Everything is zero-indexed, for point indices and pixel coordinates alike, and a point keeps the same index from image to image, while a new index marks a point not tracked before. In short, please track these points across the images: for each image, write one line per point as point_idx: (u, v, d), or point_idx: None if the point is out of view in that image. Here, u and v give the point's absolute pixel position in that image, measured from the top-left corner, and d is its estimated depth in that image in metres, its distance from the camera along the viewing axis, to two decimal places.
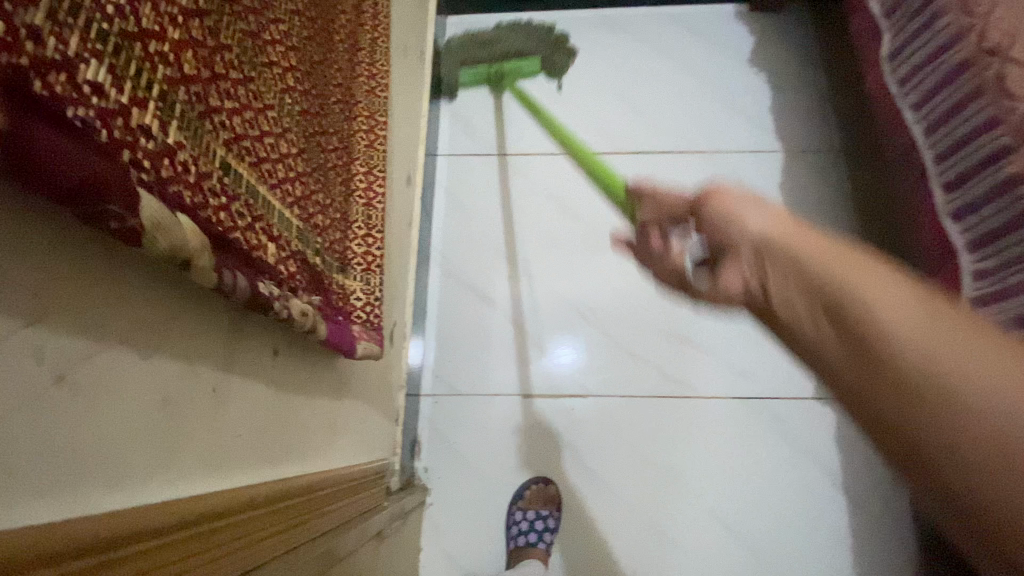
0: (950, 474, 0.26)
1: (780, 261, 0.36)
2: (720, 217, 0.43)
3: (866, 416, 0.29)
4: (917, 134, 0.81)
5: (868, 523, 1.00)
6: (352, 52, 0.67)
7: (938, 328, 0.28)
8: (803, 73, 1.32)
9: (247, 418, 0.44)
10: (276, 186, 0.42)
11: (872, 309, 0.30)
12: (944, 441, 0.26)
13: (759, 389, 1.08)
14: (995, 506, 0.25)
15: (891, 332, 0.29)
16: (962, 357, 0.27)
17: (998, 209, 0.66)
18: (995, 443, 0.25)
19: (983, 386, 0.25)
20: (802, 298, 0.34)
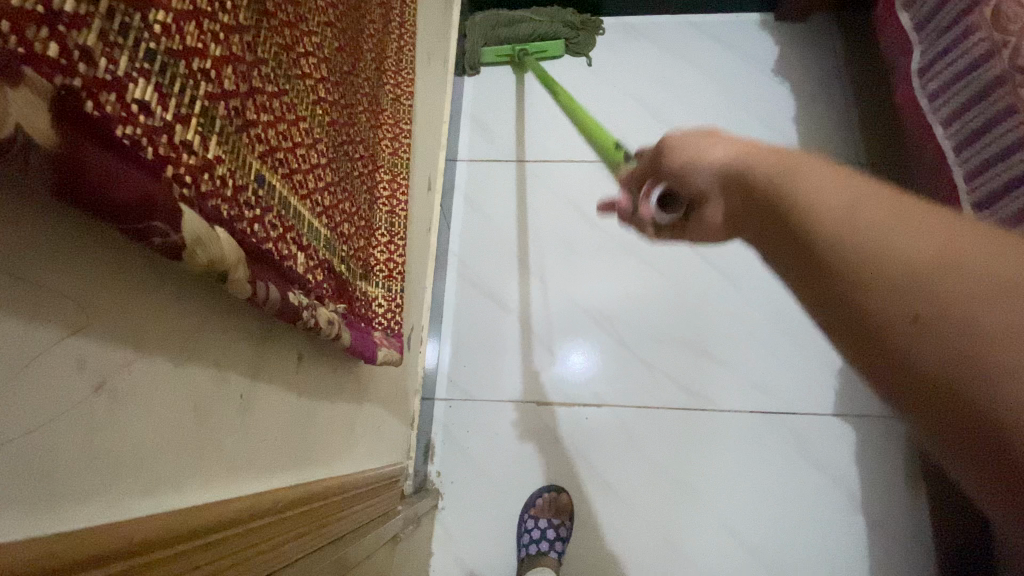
0: (894, 324, 0.26)
1: (728, 181, 0.40)
2: (677, 153, 0.45)
3: (814, 294, 0.30)
4: (948, 149, 0.80)
5: (891, 546, 0.97)
6: (380, 61, 0.68)
7: (866, 206, 0.30)
8: (830, 82, 1.30)
9: (271, 424, 0.45)
10: (306, 197, 0.43)
11: (807, 200, 0.31)
12: (880, 295, 0.27)
13: (778, 403, 1.06)
14: (927, 349, 0.25)
15: (820, 215, 0.30)
16: (885, 229, 0.28)
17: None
18: (936, 292, 0.25)
19: (901, 246, 0.27)
20: (742, 211, 0.37)
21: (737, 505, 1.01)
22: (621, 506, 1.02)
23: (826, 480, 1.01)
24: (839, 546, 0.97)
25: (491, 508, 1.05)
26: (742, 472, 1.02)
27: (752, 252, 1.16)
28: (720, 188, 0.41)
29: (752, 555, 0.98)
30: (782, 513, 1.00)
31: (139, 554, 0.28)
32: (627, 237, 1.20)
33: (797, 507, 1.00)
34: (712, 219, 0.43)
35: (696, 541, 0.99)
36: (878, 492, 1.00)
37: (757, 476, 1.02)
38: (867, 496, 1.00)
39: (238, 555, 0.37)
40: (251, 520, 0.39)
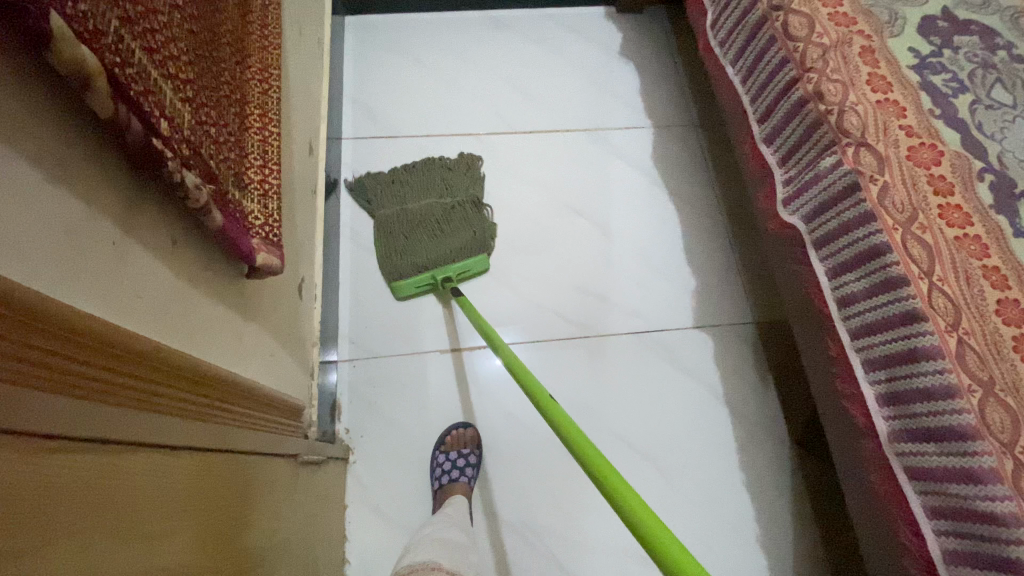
0: None
1: None
2: None
3: None
4: (736, 83, 1.01)
5: (749, 426, 1.14)
6: (243, 7, 0.74)
7: None
8: (666, 59, 1.52)
9: (149, 287, 0.49)
10: (168, 78, 0.49)
11: None
12: None
13: (648, 324, 1.21)
14: None
15: None
16: None
17: (794, 126, 0.86)
18: None
19: None
20: None
21: (623, 413, 1.14)
22: (525, 432, 1.13)
23: (692, 380, 1.17)
24: (710, 434, 1.13)
25: (401, 455, 1.10)
26: (625, 387, 1.16)
27: (614, 203, 1.34)
28: None
29: (639, 453, 1.11)
30: (660, 414, 1.14)
31: None
32: (508, 201, 1.33)
33: (672, 407, 1.15)
34: None
35: None
36: (735, 385, 1.17)
37: (638, 386, 1.16)
38: (728, 391, 1.17)
39: (116, 371, 0.40)
40: (135, 350, 0.42)
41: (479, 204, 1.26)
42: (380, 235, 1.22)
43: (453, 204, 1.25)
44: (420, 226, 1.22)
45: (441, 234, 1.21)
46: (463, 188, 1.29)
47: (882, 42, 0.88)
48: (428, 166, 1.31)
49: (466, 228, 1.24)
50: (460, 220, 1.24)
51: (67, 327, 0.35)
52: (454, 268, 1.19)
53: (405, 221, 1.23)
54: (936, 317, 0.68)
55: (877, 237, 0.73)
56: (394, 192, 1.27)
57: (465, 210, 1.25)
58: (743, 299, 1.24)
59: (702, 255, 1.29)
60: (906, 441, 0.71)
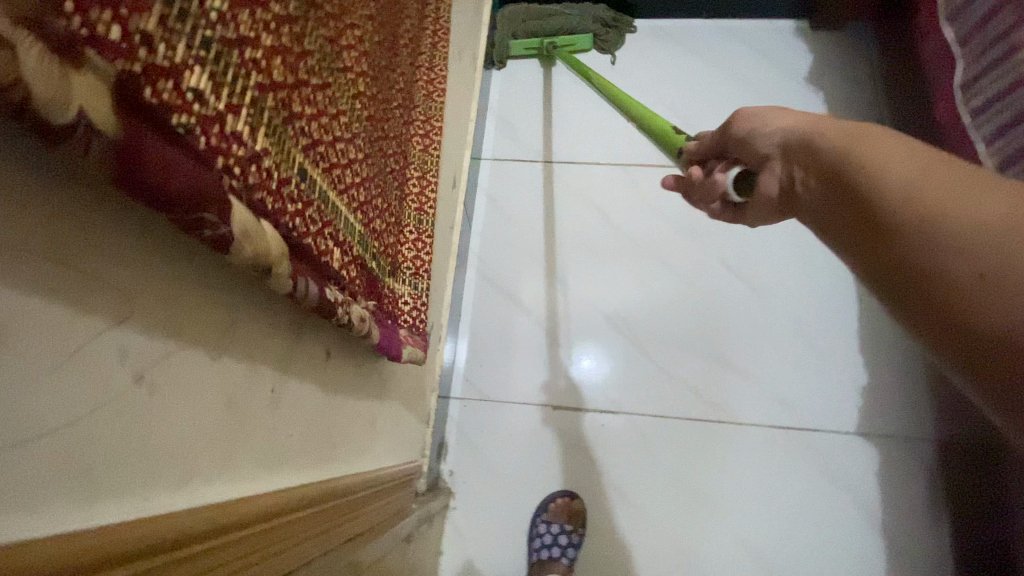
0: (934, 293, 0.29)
1: (810, 158, 0.39)
2: (745, 134, 0.47)
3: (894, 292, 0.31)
4: (990, 168, 0.76)
5: (907, 567, 0.96)
6: (413, 56, 0.67)
7: (926, 170, 0.32)
8: (865, 91, 1.27)
9: (299, 419, 0.45)
10: (344, 191, 0.43)
11: (875, 170, 0.34)
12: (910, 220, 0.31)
13: (798, 419, 1.05)
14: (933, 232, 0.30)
15: (893, 190, 0.32)
16: (944, 201, 0.30)
17: None
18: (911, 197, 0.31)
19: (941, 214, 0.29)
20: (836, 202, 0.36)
21: (750, 515, 1.00)
22: (635, 513, 1.02)
23: (842, 497, 1.00)
24: (855, 566, 0.97)
25: (502, 511, 1.05)
26: (757, 485, 1.02)
27: (778, 264, 1.15)
28: (791, 154, 0.41)
29: (763, 567, 0.98)
30: (796, 526, 0.99)
31: (173, 550, 0.27)
32: (648, 241, 1.18)
33: (813, 523, 0.99)
34: (766, 190, 0.44)
35: (704, 547, 0.99)
36: (899, 513, 0.99)
37: (773, 490, 1.01)
38: (888, 517, 0.99)
39: (267, 553, 0.36)
40: (275, 523, 0.38)
41: (602, 16, 1.33)
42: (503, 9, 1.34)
43: (578, 10, 1.32)
44: (540, 13, 1.32)
45: (558, 20, 1.31)
46: (593, 7, 1.33)
47: None
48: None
49: (581, 24, 1.31)
50: (578, 18, 1.31)
51: (205, 540, 0.30)
52: (562, 39, 1.32)
53: (529, 8, 1.32)
54: None
55: None
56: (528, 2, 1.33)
57: (586, 17, 1.32)
58: (921, 404, 1.03)
59: (878, 345, 1.08)
60: None
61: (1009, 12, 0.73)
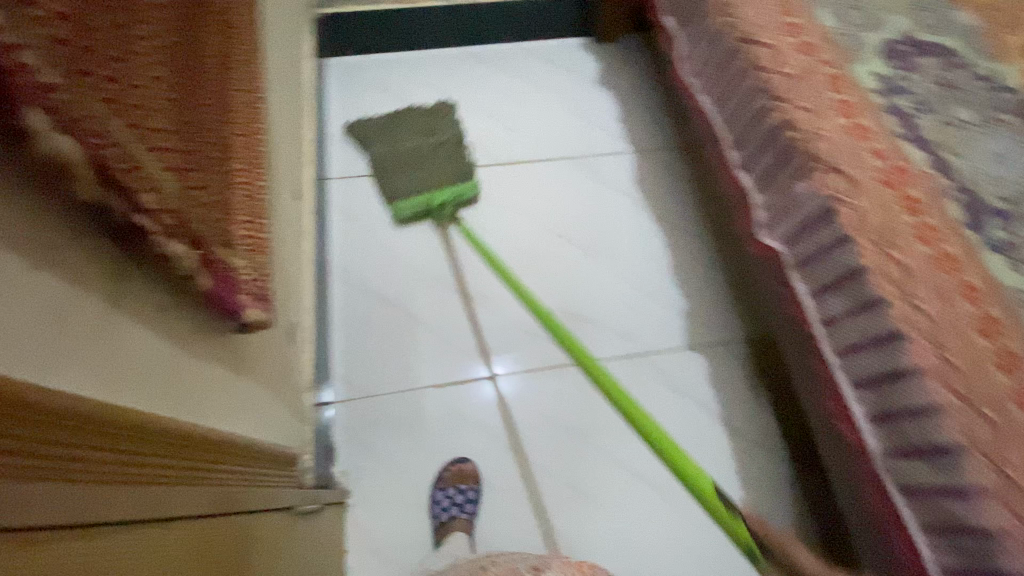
0: None
1: None
2: None
3: None
4: (710, 111, 1.04)
5: (745, 445, 1.16)
6: (222, 65, 0.75)
7: None
8: (643, 86, 1.57)
9: (138, 357, 0.49)
10: (151, 151, 0.50)
11: None
12: None
13: (643, 347, 1.24)
14: None
15: None
16: None
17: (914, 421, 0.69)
18: None
19: None
20: None
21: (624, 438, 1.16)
22: (527, 463, 1.13)
23: (686, 401, 1.20)
24: (707, 455, 1.15)
25: (401, 495, 1.10)
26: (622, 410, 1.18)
27: (602, 229, 1.37)
28: None
29: (635, 475, 1.13)
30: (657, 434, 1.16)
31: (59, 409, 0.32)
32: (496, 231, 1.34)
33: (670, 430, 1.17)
34: None
35: (589, 475, 1.13)
36: (729, 402, 1.20)
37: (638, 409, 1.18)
38: (722, 408, 1.19)
39: (120, 453, 0.40)
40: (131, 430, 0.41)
41: (460, 136, 1.40)
42: (376, 173, 1.34)
43: (441, 141, 1.38)
44: (412, 161, 1.35)
45: (432, 161, 1.35)
46: (445, 125, 1.41)
47: (845, 69, 0.91)
48: (411, 113, 1.42)
49: (453, 154, 1.37)
50: (447, 151, 1.37)
51: (51, 413, 0.31)
52: (446, 193, 1.31)
53: (398, 155, 1.35)
54: (915, 335, 0.70)
55: (853, 259, 0.76)
56: (389, 151, 1.36)
57: (449, 143, 1.38)
58: (729, 315, 1.28)
59: (691, 277, 1.32)
60: (898, 456, 0.72)
61: None
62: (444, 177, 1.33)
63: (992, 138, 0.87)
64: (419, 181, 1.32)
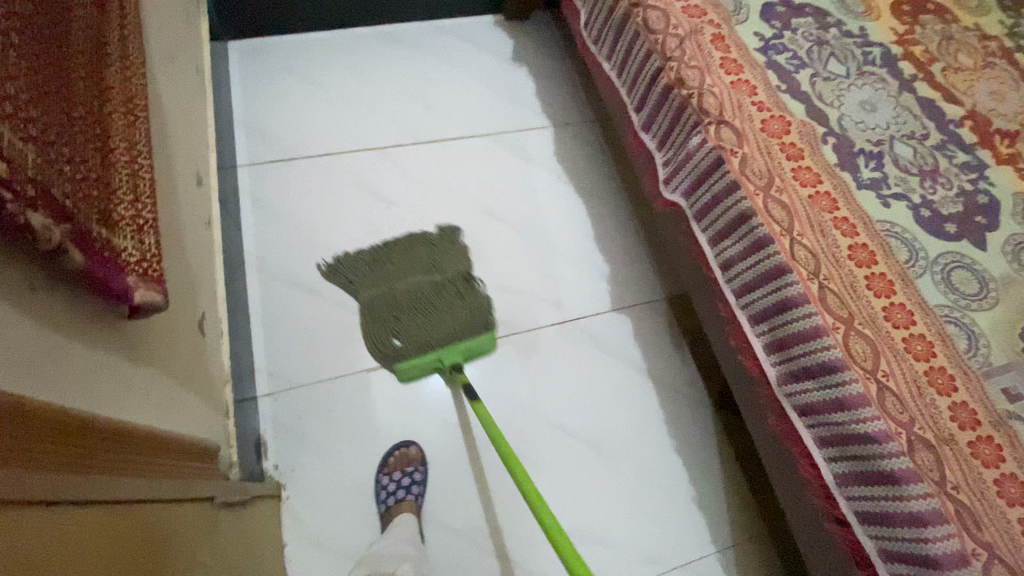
0: None
1: None
2: None
3: None
4: (613, 76, 1.08)
5: (673, 397, 1.22)
6: (93, 38, 0.70)
7: None
8: (557, 63, 1.60)
9: (8, 338, 0.46)
10: (2, 118, 0.46)
11: None
12: None
13: (571, 314, 1.28)
14: None
15: None
16: None
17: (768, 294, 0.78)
18: None
19: None
20: None
21: (558, 403, 1.19)
22: (465, 437, 1.14)
23: (615, 361, 1.24)
24: (637, 411, 1.20)
25: (339, 483, 1.08)
26: (555, 377, 1.21)
27: (525, 203, 1.39)
28: None
29: (570, 437, 1.16)
30: (591, 396, 1.20)
31: None
32: (425, 215, 1.33)
33: (602, 391, 1.21)
34: None
35: (528, 443, 1.15)
36: (654, 358, 1.25)
37: (569, 374, 1.22)
38: (649, 365, 1.24)
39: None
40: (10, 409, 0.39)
41: (467, 274, 1.26)
42: (370, 324, 1.17)
43: (444, 280, 1.23)
44: (417, 310, 1.17)
45: (438, 304, 1.19)
46: (449, 264, 1.26)
47: (730, 29, 0.96)
48: (410, 241, 1.28)
49: (461, 296, 1.22)
50: (454, 296, 1.22)
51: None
52: (460, 347, 1.15)
53: (398, 299, 1.18)
54: (799, 268, 0.76)
55: (743, 203, 0.81)
56: (384, 289, 1.20)
57: (455, 280, 1.24)
58: (651, 278, 1.33)
59: (614, 246, 1.36)
60: (791, 382, 0.78)
61: None
62: (456, 328, 1.17)
63: (860, 88, 0.96)
64: (426, 329, 1.15)
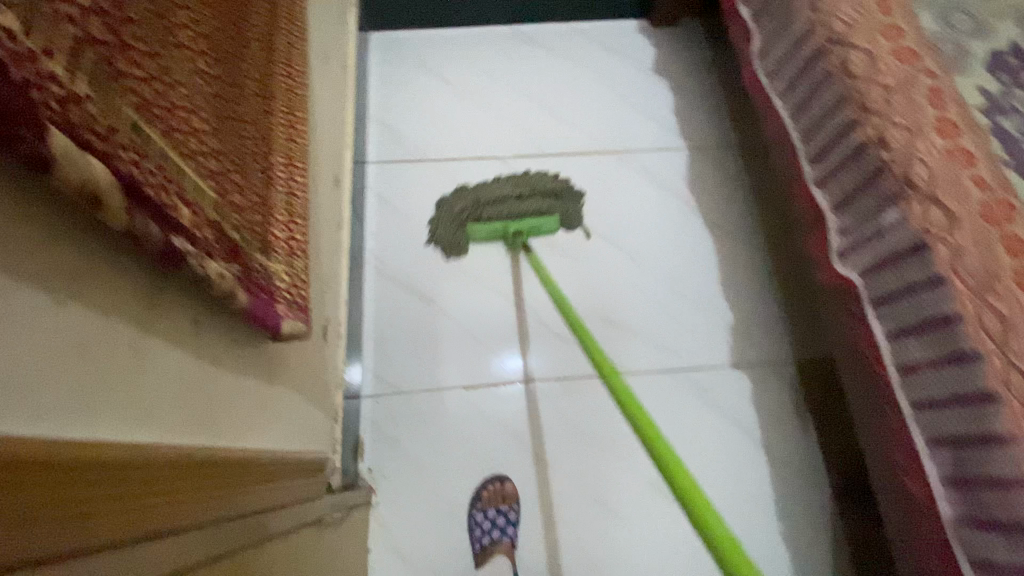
0: None
1: None
2: None
3: None
4: (786, 117, 0.95)
5: (788, 476, 1.10)
6: (266, 49, 0.69)
7: None
8: (701, 78, 1.46)
9: (170, 383, 0.46)
10: (191, 158, 0.45)
11: None
12: None
13: (684, 362, 1.18)
14: None
15: None
16: None
17: (962, 417, 0.66)
18: None
19: None
20: None
21: None
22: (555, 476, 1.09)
23: (726, 423, 1.14)
24: (747, 481, 1.10)
25: (426, 499, 1.07)
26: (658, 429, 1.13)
27: (649, 231, 1.29)
28: None
29: (667, 498, 1.08)
30: (695, 457, 1.11)
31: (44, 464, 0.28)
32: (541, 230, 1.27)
33: (708, 454, 1.11)
34: None
35: (621, 496, 1.08)
36: (771, 427, 1.13)
37: (672, 427, 1.13)
38: (765, 435, 1.13)
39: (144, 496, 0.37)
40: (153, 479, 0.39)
41: (555, 189, 1.25)
42: (453, 219, 1.23)
43: (533, 192, 1.25)
44: (500, 202, 1.23)
45: (513, 204, 1.23)
46: (539, 181, 1.26)
47: (949, 82, 0.80)
48: (515, 177, 1.27)
49: (538, 203, 1.24)
50: (539, 196, 1.25)
51: (49, 461, 0.29)
52: (529, 223, 1.22)
53: (475, 196, 1.23)
54: (1014, 399, 0.62)
55: (947, 305, 0.67)
56: (472, 194, 1.23)
57: (538, 194, 1.25)
58: (778, 335, 1.20)
59: (742, 291, 1.24)
60: (969, 527, 0.66)
61: None
62: (530, 207, 1.23)
63: None
64: (503, 206, 1.22)
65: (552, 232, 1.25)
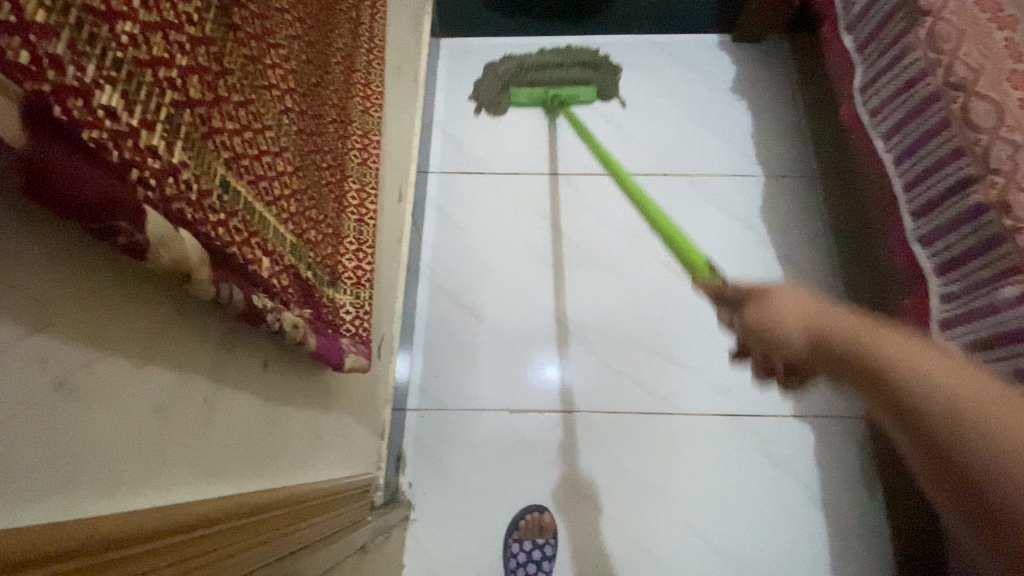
0: None
1: None
2: None
3: None
4: (887, 162, 0.87)
5: (847, 542, 1.02)
6: (347, 73, 0.68)
7: None
8: (784, 100, 1.37)
9: (238, 429, 0.45)
10: (273, 204, 0.44)
11: None
12: None
13: (742, 405, 1.11)
14: None
15: None
16: None
17: None
18: None
19: None
20: None
21: (704, 507, 1.05)
22: (595, 511, 1.05)
23: (783, 476, 1.07)
24: (803, 541, 1.03)
25: (462, 520, 1.06)
26: (709, 474, 1.07)
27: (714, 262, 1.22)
28: None
29: (713, 550, 1.02)
30: (746, 509, 1.05)
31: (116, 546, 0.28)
32: (599, 253, 1.23)
33: (760, 507, 1.05)
34: None
35: (663, 542, 1.03)
36: (833, 488, 1.06)
37: (722, 473, 1.07)
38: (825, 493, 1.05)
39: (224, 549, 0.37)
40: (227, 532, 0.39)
41: (592, 60, 1.36)
42: (500, 82, 1.34)
43: (573, 61, 1.35)
44: (542, 68, 1.33)
45: (555, 72, 1.33)
46: (579, 53, 1.36)
47: None
48: (557, 50, 1.37)
49: (575, 73, 1.34)
50: (579, 67, 1.35)
51: (122, 539, 0.29)
52: (566, 92, 1.32)
53: (520, 61, 1.34)
54: None
55: None
56: (518, 65, 1.34)
57: (576, 65, 1.35)
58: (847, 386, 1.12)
59: None
60: None
61: (902, 16, 0.84)
62: (569, 75, 1.33)
63: None
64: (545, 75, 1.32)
65: (587, 103, 1.34)
